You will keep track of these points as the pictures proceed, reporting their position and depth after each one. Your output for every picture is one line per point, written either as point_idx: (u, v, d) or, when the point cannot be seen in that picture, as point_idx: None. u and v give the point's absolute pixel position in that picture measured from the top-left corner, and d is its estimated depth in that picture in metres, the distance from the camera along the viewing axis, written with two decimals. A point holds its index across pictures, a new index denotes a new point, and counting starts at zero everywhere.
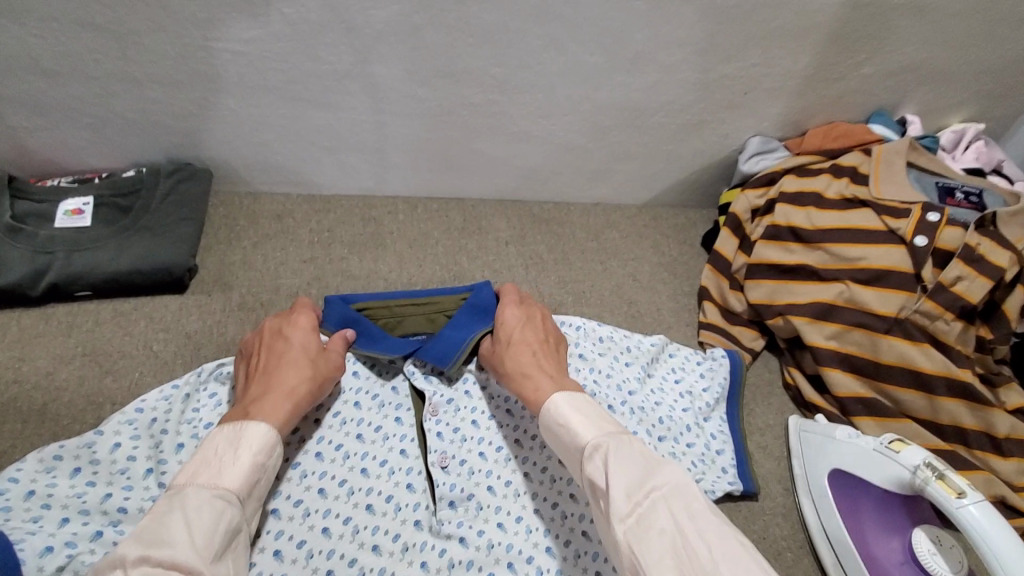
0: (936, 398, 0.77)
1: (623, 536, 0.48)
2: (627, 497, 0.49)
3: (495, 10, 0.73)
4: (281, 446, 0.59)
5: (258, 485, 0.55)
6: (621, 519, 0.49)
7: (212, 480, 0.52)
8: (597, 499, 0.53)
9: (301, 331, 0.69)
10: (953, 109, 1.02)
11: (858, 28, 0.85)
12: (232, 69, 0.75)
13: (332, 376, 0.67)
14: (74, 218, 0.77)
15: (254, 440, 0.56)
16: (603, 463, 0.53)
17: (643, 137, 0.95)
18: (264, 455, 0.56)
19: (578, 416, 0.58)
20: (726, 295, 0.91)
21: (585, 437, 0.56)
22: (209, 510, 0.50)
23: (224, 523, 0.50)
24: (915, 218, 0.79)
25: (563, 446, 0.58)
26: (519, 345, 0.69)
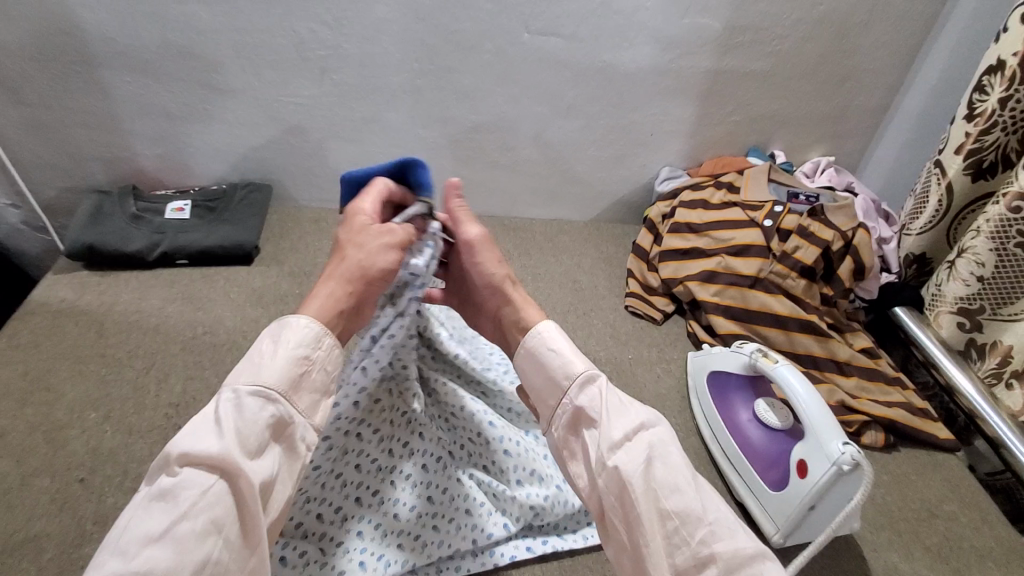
0: (791, 333, 1.06)
1: (613, 463, 0.55)
2: (624, 430, 0.56)
3: (470, 77, 1.13)
4: (330, 336, 0.57)
5: (303, 377, 0.54)
6: (614, 449, 0.56)
7: (253, 378, 0.52)
8: (579, 426, 0.60)
9: (359, 217, 0.64)
10: (811, 148, 1.39)
11: (719, 90, 1.24)
12: (294, 115, 1.13)
13: (380, 256, 0.62)
14: (178, 213, 1.08)
15: (294, 336, 0.55)
16: (598, 395, 0.59)
17: (581, 166, 1.31)
18: (306, 348, 0.55)
19: (568, 346, 0.62)
20: (645, 274, 1.22)
21: (577, 366, 0.61)
22: (249, 408, 0.50)
23: (265, 418, 0.51)
24: (766, 211, 1.13)
25: (547, 375, 0.62)
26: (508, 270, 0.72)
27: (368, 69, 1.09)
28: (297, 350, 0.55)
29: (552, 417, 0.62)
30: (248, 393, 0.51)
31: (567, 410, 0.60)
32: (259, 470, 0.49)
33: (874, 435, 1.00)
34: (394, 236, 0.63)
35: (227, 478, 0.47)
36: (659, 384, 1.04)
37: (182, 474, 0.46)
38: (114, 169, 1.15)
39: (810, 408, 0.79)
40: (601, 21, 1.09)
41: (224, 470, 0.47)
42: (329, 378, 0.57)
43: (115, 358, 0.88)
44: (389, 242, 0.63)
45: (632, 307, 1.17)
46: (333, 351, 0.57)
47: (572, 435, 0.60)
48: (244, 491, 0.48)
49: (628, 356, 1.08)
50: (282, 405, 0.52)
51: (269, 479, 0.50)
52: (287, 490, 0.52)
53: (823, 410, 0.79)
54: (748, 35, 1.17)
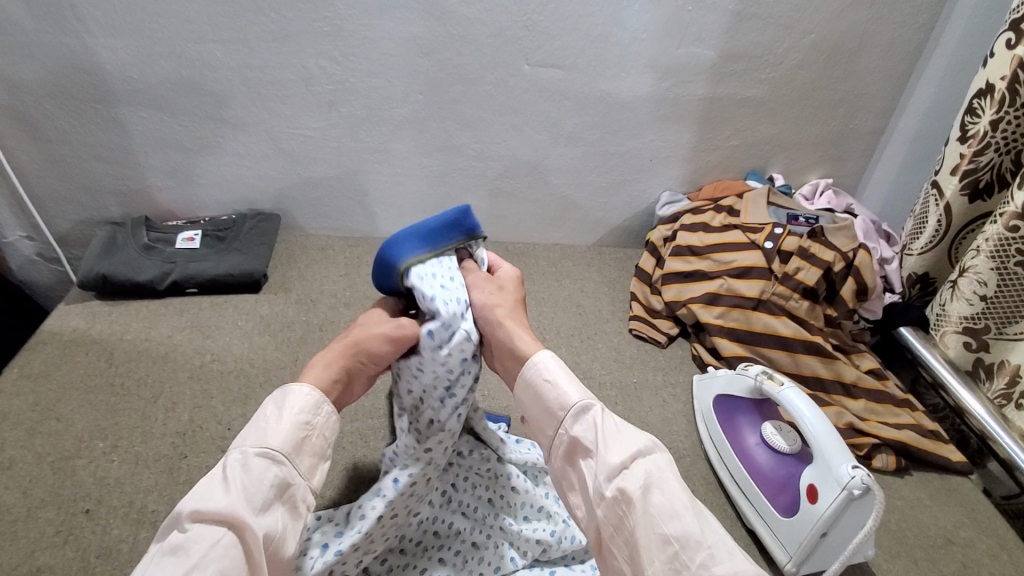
0: (796, 354, 1.06)
1: (613, 488, 0.59)
2: (620, 457, 0.60)
3: (474, 107, 1.16)
4: (327, 404, 0.65)
5: (305, 441, 0.62)
6: (612, 475, 0.60)
7: (259, 442, 0.60)
8: (576, 454, 0.64)
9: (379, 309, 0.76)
10: (809, 171, 1.41)
11: (717, 116, 1.27)
12: (303, 145, 1.16)
13: (375, 344, 0.70)
14: (188, 242, 1.11)
15: (296, 403, 0.63)
16: (592, 424, 0.64)
17: (583, 191, 1.33)
18: (307, 415, 0.63)
19: (564, 378, 0.67)
20: (649, 297, 1.22)
21: (572, 397, 0.66)
22: (257, 467, 0.57)
23: (271, 478, 0.58)
24: (767, 232, 1.14)
25: (545, 407, 0.67)
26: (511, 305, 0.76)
27: (374, 102, 1.13)
28: (299, 417, 0.63)
29: (550, 447, 0.66)
30: (254, 454, 0.59)
31: (564, 440, 0.64)
32: (263, 523, 0.56)
33: (885, 458, 0.98)
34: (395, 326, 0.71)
35: (235, 530, 0.54)
36: (665, 408, 1.02)
37: (192, 530, 0.53)
38: (128, 201, 1.18)
39: (813, 431, 0.78)
40: (599, 53, 1.13)
41: (232, 520, 0.54)
42: (326, 442, 0.65)
43: (125, 387, 0.89)
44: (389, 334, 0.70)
45: (636, 330, 1.16)
46: (329, 417, 0.65)
47: (568, 461, 0.65)
48: (248, 541, 0.54)
49: (633, 379, 1.07)
50: (286, 465, 0.60)
51: (271, 532, 0.57)
52: (289, 545, 0.59)
53: (830, 436, 0.77)
54: (742, 64, 1.21)
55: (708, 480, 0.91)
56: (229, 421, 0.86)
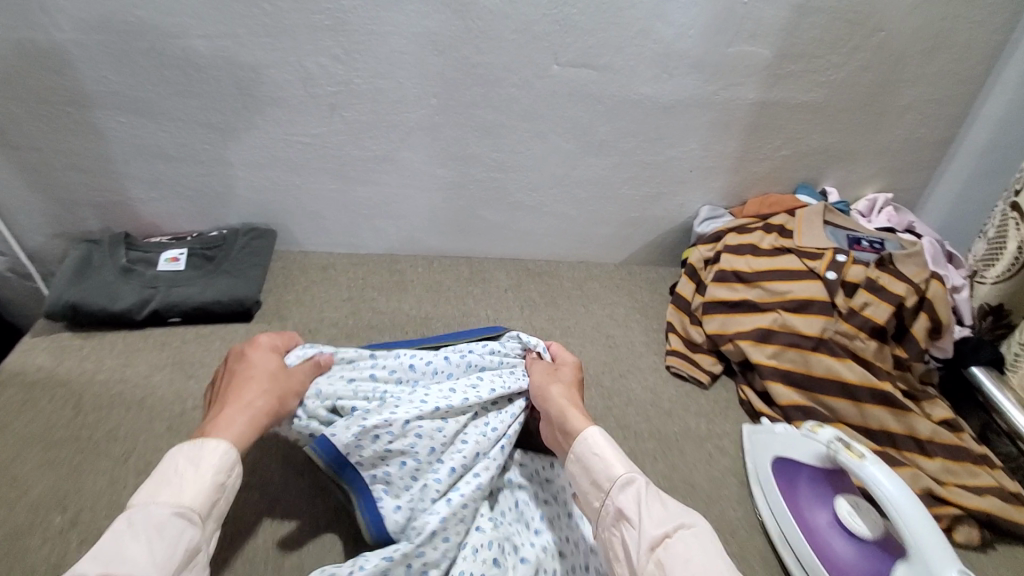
0: (863, 404, 0.93)
1: (654, 561, 0.60)
2: (661, 528, 0.61)
3: (496, 112, 1.03)
4: (240, 465, 0.66)
5: (217, 503, 0.62)
6: (655, 545, 0.60)
7: (175, 499, 0.59)
8: (618, 525, 0.65)
9: (266, 356, 0.80)
10: (864, 184, 1.26)
11: (768, 122, 1.12)
12: (301, 155, 1.03)
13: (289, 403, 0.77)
14: (172, 263, 0.99)
15: (217, 460, 0.63)
16: (636, 494, 0.65)
17: (613, 205, 1.19)
18: (224, 475, 0.63)
19: (611, 452, 0.70)
20: (688, 328, 1.08)
21: (617, 470, 0.68)
22: (173, 527, 0.57)
23: (185, 540, 0.58)
24: (828, 259, 1.00)
25: (592, 477, 0.70)
26: (572, 386, 0.84)
27: (383, 106, 0.99)
28: (216, 476, 0.63)
29: (597, 518, 0.68)
30: (171, 511, 0.58)
31: (610, 510, 0.66)
32: None
33: (966, 532, 0.85)
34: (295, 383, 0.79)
35: None
36: (712, 465, 0.89)
37: None
38: (108, 214, 1.06)
39: (909, 519, 0.66)
40: (638, 51, 0.98)
41: None
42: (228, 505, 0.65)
43: (93, 440, 0.77)
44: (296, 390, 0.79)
45: (674, 368, 1.03)
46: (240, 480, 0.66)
47: (611, 531, 0.66)
48: None
49: (674, 431, 0.93)
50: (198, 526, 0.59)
51: None
52: None
53: (931, 528, 0.65)
54: (801, 65, 1.05)
55: (766, 559, 0.79)
56: None
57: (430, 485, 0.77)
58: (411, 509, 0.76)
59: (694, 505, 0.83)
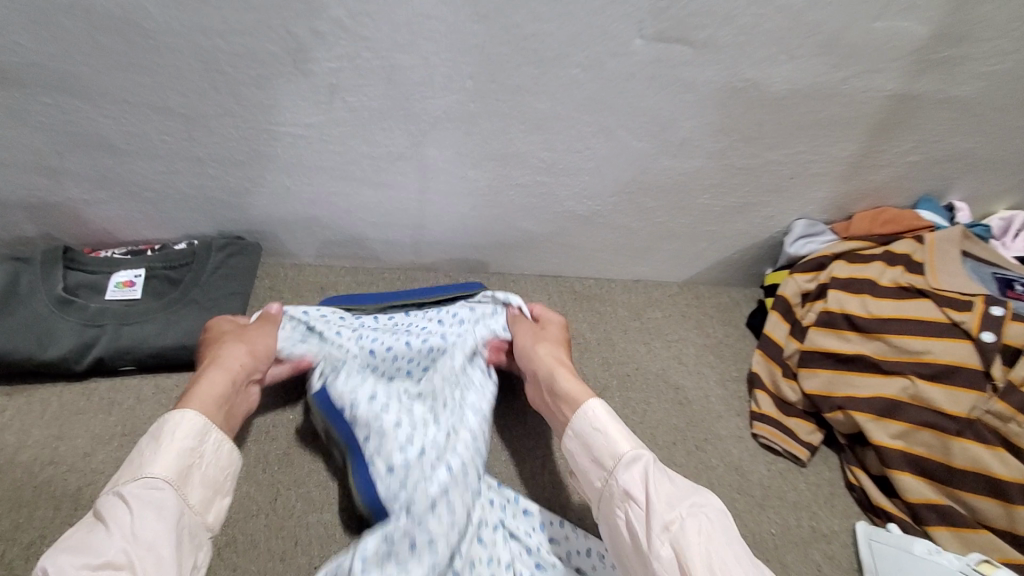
0: (1015, 508, 0.70)
1: (670, 542, 0.52)
2: (675, 508, 0.54)
3: (550, 100, 0.77)
4: (216, 428, 0.60)
5: (193, 471, 0.57)
6: (669, 527, 0.53)
7: (139, 474, 0.55)
8: (624, 507, 0.58)
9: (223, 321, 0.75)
10: (998, 198, 1.01)
11: (902, 120, 0.85)
12: (293, 150, 0.79)
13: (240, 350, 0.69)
14: (125, 290, 0.77)
15: (181, 428, 0.58)
16: (641, 473, 0.58)
17: (685, 217, 0.95)
18: (192, 440, 0.58)
19: (614, 426, 0.63)
20: (779, 382, 0.86)
21: (623, 447, 0.61)
22: (139, 498, 0.52)
23: (161, 507, 0.53)
24: (980, 311, 0.76)
25: (594, 455, 0.63)
26: (558, 346, 0.78)
27: (400, 90, 0.74)
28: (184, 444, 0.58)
29: (600, 497, 0.61)
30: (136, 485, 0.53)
31: (615, 489, 0.59)
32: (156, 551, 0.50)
33: None
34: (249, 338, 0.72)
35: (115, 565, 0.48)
36: None
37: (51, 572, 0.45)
38: (50, 219, 0.84)
39: None
40: (753, 24, 0.70)
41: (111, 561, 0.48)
42: (219, 468, 0.60)
43: (12, 560, 0.60)
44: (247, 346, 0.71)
45: (762, 438, 0.82)
46: (220, 442, 0.60)
47: (617, 514, 0.58)
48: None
49: (770, 532, 0.74)
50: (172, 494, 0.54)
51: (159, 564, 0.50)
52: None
53: None
54: (967, 48, 0.76)
55: None
56: None
57: (428, 446, 0.71)
58: (406, 476, 0.68)
59: None
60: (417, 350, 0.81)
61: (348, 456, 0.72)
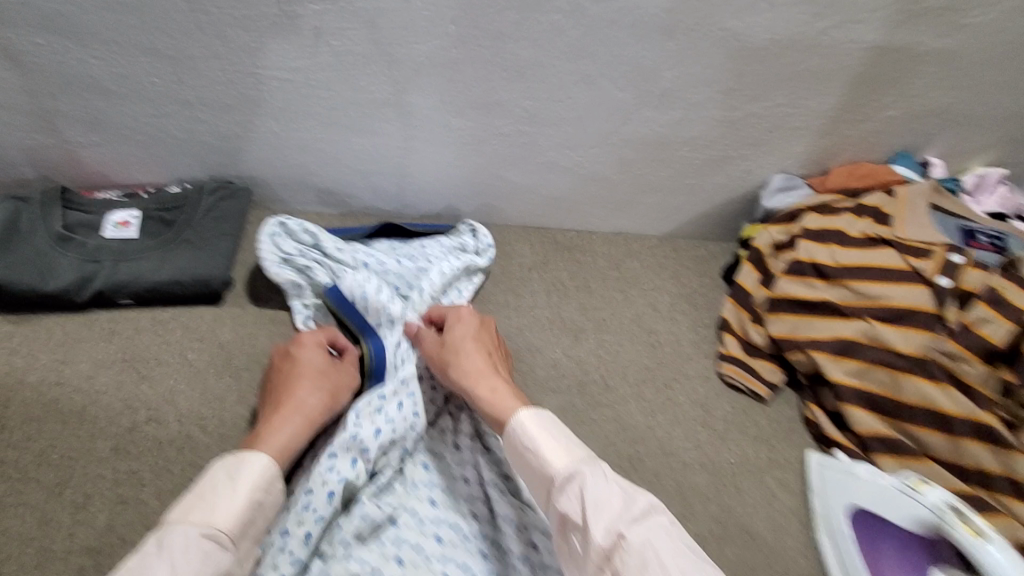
0: (959, 440, 0.75)
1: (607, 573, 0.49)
2: (605, 533, 0.50)
3: (533, 47, 0.79)
4: (279, 479, 0.57)
5: (253, 524, 0.53)
6: (606, 556, 0.49)
7: (203, 518, 0.50)
8: (567, 532, 0.54)
9: (306, 340, 0.74)
10: (974, 155, 1.02)
11: (879, 74, 0.86)
12: (281, 95, 0.82)
13: (310, 398, 0.68)
14: (121, 229, 0.81)
15: (252, 477, 0.54)
16: (575, 494, 0.53)
17: (665, 170, 0.97)
18: (260, 492, 0.54)
19: (543, 438, 0.58)
20: (747, 327, 0.90)
21: (555, 466, 0.56)
22: (198, 550, 0.47)
23: (214, 566, 0.47)
24: (939, 260, 0.80)
25: (533, 473, 0.58)
26: (467, 347, 0.73)
27: (384, 34, 0.76)
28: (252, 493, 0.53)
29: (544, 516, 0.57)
30: (197, 534, 0.48)
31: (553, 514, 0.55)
32: None
33: None
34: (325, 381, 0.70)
35: None
36: (771, 505, 0.75)
37: None
38: (47, 162, 0.87)
39: None
40: None
41: None
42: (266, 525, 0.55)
43: (22, 466, 0.65)
44: (321, 397, 0.68)
45: (727, 377, 0.87)
46: (281, 495, 0.56)
47: (562, 537, 0.55)
48: None
49: (728, 460, 0.79)
50: (230, 551, 0.49)
51: None
52: None
53: None
54: None
55: None
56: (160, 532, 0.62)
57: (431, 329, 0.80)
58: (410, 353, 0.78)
59: (746, 558, 0.71)
60: (408, 267, 0.87)
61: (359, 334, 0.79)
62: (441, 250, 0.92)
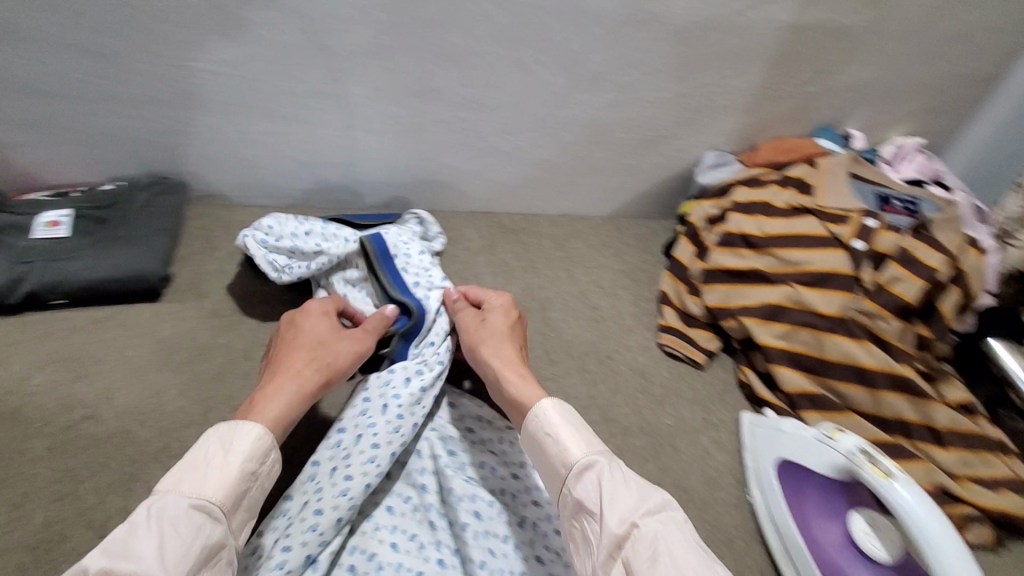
0: (878, 392, 0.81)
1: (619, 561, 0.50)
2: (621, 522, 0.51)
3: (462, 33, 0.80)
4: (275, 449, 0.56)
5: (246, 495, 0.53)
6: (619, 544, 0.50)
7: (194, 489, 0.50)
8: (578, 517, 0.55)
9: (315, 308, 0.74)
10: (893, 126, 1.07)
11: (798, 50, 0.91)
12: (213, 88, 0.81)
13: (300, 363, 0.66)
14: (51, 229, 0.79)
15: (245, 446, 0.54)
16: (593, 484, 0.55)
17: (603, 151, 1.00)
18: (254, 463, 0.53)
19: (566, 428, 0.59)
20: (684, 298, 0.94)
21: (574, 454, 0.57)
22: (187, 523, 0.47)
23: (203, 538, 0.48)
24: (855, 225, 0.85)
25: (546, 462, 0.59)
26: (501, 341, 0.73)
27: (313, 22, 0.76)
28: (246, 464, 0.53)
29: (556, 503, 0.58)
30: (187, 505, 0.49)
31: (567, 501, 0.56)
32: None
33: (978, 532, 0.78)
34: (328, 348, 0.69)
35: None
36: (706, 463, 0.80)
37: None
38: None
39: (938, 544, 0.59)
40: None
41: None
42: (263, 494, 0.55)
43: None
44: (321, 362, 0.67)
45: (666, 347, 0.90)
46: (278, 464, 0.56)
47: (570, 523, 0.56)
48: None
49: (666, 424, 0.83)
50: (222, 523, 0.50)
51: None
52: None
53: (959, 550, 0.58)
54: None
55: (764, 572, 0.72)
56: (103, 526, 0.63)
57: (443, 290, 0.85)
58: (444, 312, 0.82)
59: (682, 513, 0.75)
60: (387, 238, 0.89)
61: (394, 285, 0.81)
62: (398, 226, 0.92)
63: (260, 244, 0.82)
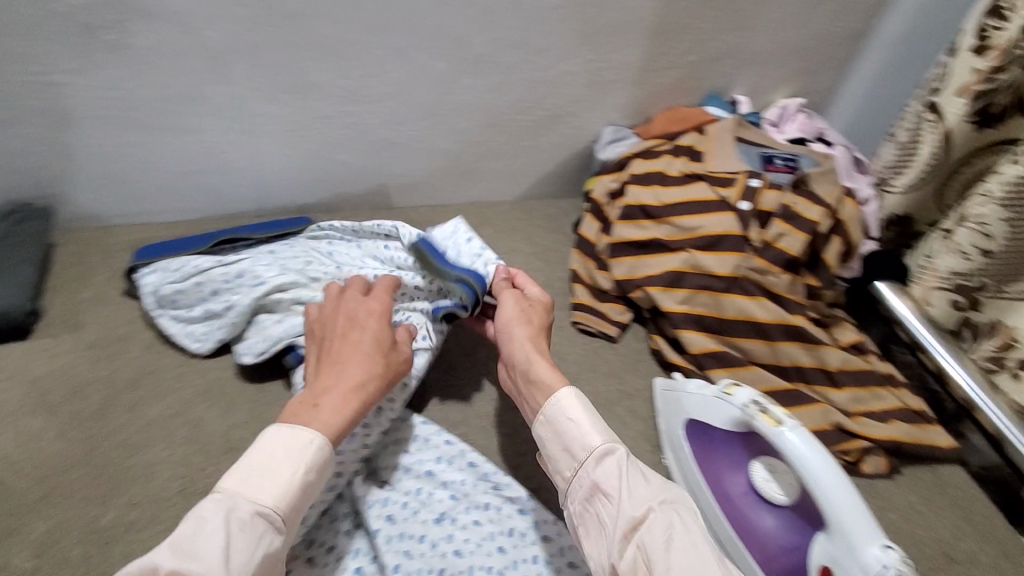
0: (775, 343, 0.85)
1: (631, 545, 0.48)
2: (641, 507, 0.50)
3: (332, 23, 0.77)
4: (331, 460, 0.53)
5: (305, 503, 0.51)
6: (634, 526, 0.49)
7: (257, 491, 0.48)
8: (592, 501, 0.53)
9: (369, 305, 0.66)
10: (776, 88, 1.12)
11: (674, 21, 0.93)
12: (64, 102, 0.75)
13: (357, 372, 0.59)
14: None
15: (310, 453, 0.51)
16: (615, 469, 0.53)
17: (500, 135, 0.99)
18: (314, 473, 0.51)
19: (587, 414, 0.57)
20: (594, 275, 0.95)
21: (595, 438, 0.55)
22: (251, 532, 0.46)
23: (264, 547, 0.46)
24: (741, 187, 0.89)
25: (564, 444, 0.57)
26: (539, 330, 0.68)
27: (166, 22, 0.72)
28: (304, 475, 0.51)
29: (568, 490, 0.55)
30: (251, 510, 0.47)
31: (583, 485, 0.54)
32: None
33: (876, 462, 0.83)
34: (384, 359, 0.62)
35: None
36: (621, 432, 0.82)
37: None
38: None
39: (821, 482, 0.61)
40: None
41: None
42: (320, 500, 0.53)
43: None
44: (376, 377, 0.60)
45: (579, 324, 0.91)
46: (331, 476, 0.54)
47: (580, 509, 0.53)
48: None
49: None
50: (283, 532, 0.48)
51: None
52: None
53: (840, 481, 0.61)
54: None
55: None
56: None
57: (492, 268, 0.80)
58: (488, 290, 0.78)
59: None
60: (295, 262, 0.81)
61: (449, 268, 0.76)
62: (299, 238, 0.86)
63: (176, 320, 0.78)
